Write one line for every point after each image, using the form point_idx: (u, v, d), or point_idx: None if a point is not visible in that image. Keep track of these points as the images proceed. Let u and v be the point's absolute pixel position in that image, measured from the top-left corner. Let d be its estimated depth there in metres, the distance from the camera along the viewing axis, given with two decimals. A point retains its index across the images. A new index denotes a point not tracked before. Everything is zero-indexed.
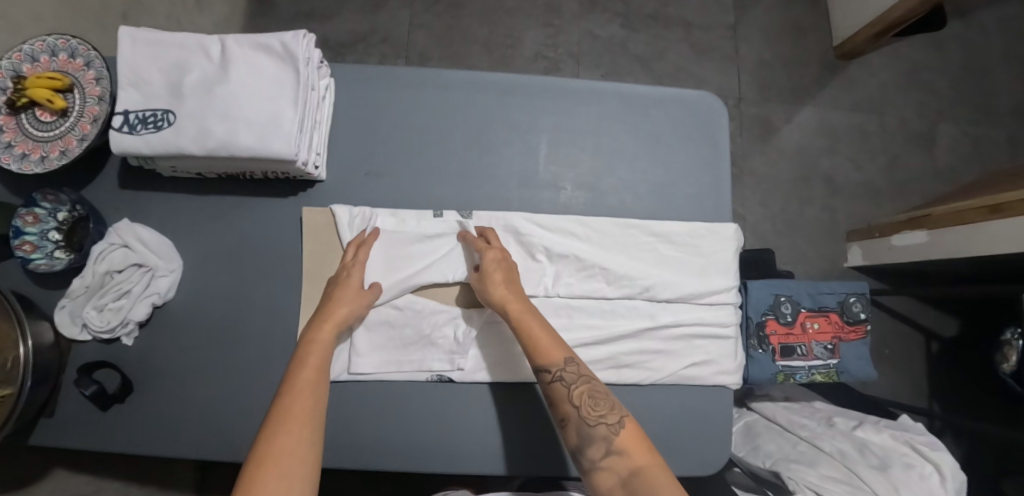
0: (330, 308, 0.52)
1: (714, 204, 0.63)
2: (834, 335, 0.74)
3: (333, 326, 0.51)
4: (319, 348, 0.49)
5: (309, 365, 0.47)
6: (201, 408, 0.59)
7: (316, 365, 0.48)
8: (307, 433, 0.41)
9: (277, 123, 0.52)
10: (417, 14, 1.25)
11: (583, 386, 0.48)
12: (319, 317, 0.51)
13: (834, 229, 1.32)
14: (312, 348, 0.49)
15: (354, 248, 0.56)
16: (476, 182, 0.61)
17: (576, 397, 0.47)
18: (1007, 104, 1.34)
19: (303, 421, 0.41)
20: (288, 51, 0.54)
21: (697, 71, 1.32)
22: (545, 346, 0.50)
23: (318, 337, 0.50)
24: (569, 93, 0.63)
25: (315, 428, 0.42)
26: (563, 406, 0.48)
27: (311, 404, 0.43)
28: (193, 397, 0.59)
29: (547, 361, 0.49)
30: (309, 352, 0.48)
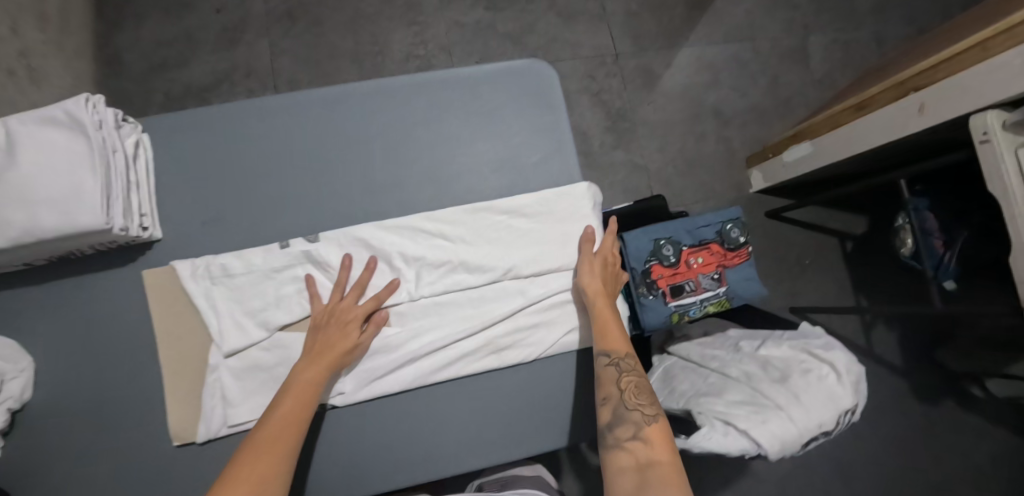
0: (334, 346, 0.54)
1: (559, 169, 0.64)
2: (719, 265, 0.77)
3: (325, 366, 0.52)
4: (311, 385, 0.51)
5: (294, 401, 0.49)
6: None
7: (299, 405, 0.49)
8: (274, 467, 0.43)
9: (78, 197, 0.50)
10: (276, 41, 1.25)
11: (633, 378, 0.51)
12: (314, 356, 0.53)
13: (733, 159, 1.37)
14: (303, 386, 0.50)
15: (355, 296, 0.57)
16: (320, 203, 0.60)
17: (624, 382, 0.51)
18: (865, 4, 1.40)
19: (275, 455, 0.44)
20: (74, 119, 0.52)
21: (570, 37, 1.34)
22: (615, 335, 0.54)
23: (307, 376, 0.51)
24: (391, 92, 0.62)
25: (285, 469, 0.44)
26: (608, 385, 0.52)
27: (288, 438, 0.46)
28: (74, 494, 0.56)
29: (609, 346, 0.54)
30: (293, 390, 0.50)
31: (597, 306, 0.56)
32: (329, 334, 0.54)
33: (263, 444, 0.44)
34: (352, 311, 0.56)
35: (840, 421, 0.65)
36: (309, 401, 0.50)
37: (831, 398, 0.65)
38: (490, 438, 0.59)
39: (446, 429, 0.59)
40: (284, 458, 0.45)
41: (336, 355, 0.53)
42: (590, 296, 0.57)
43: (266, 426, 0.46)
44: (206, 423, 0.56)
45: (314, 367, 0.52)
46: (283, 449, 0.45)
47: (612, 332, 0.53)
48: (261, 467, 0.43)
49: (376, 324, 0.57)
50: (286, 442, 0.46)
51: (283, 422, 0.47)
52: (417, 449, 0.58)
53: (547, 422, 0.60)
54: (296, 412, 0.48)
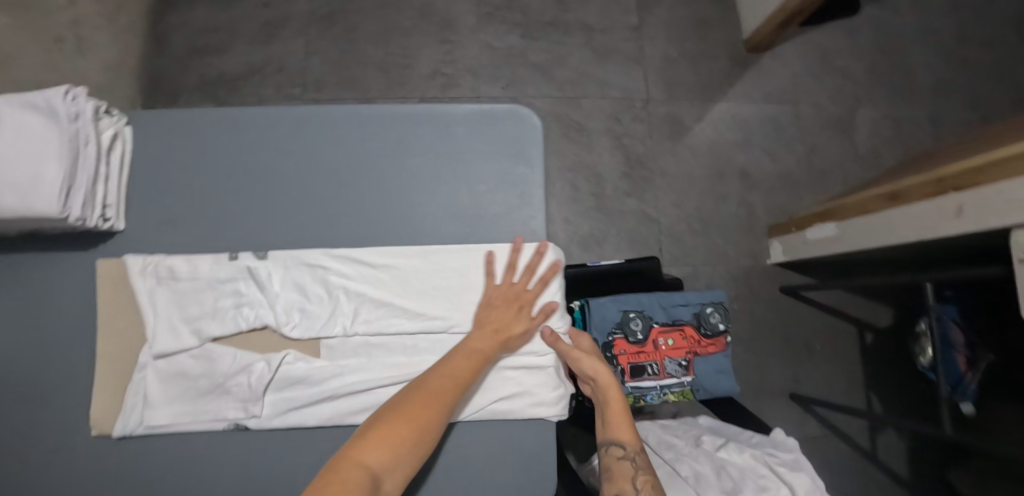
0: (505, 325, 0.56)
1: (525, 223, 0.61)
2: (689, 350, 0.72)
3: (496, 343, 0.55)
4: (478, 356, 0.53)
5: (462, 364, 0.52)
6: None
7: (469, 370, 0.51)
8: (430, 418, 0.46)
9: (37, 182, 0.52)
10: (312, 41, 1.29)
11: (648, 476, 0.53)
12: (489, 329, 0.55)
13: (754, 225, 1.29)
14: (473, 353, 0.53)
15: (526, 276, 0.58)
16: (276, 219, 0.60)
17: (641, 481, 0.51)
18: (930, 83, 1.28)
19: (432, 405, 0.47)
20: (50, 108, 0.54)
21: (601, 75, 1.31)
22: (626, 427, 0.56)
23: (478, 346, 0.54)
24: (369, 120, 0.62)
25: (440, 421, 0.47)
26: (623, 480, 0.52)
27: (444, 393, 0.49)
28: None
29: (625, 439, 0.55)
30: (467, 355, 0.52)
31: (611, 398, 0.57)
32: (501, 309, 0.57)
33: (427, 393, 0.48)
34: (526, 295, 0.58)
35: None
36: (475, 368, 0.52)
37: None
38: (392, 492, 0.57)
39: None
40: (440, 417, 0.47)
41: (504, 335, 0.55)
42: (604, 387, 0.57)
43: (434, 378, 0.49)
44: (120, 421, 0.55)
45: (485, 339, 0.54)
46: (440, 403, 0.48)
47: (627, 426, 0.55)
48: (422, 413, 0.46)
49: (545, 314, 0.57)
50: (449, 397, 0.49)
51: (446, 378, 0.50)
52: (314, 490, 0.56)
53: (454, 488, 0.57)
54: (461, 373, 0.51)
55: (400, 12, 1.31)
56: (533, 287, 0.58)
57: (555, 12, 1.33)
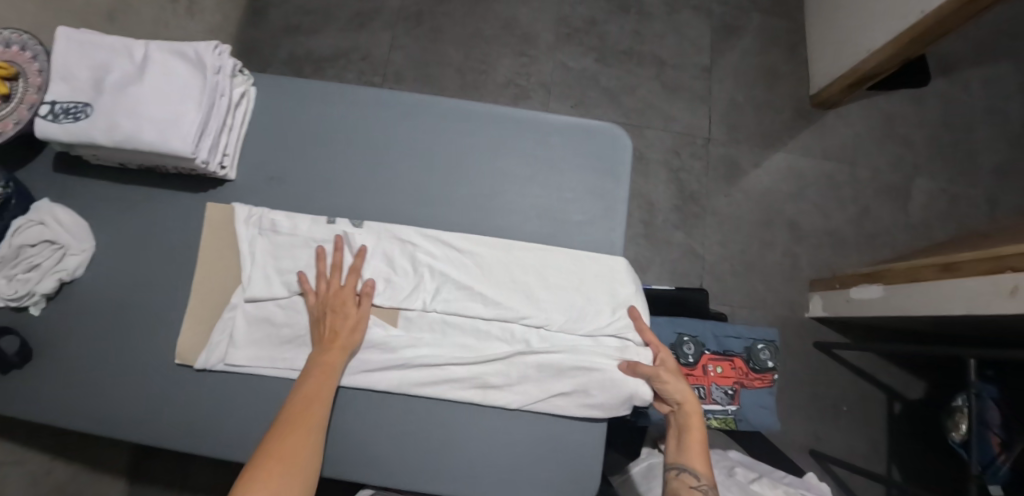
0: (342, 331, 0.56)
1: (604, 234, 0.65)
2: (737, 381, 0.73)
3: (340, 349, 0.55)
4: (327, 369, 0.54)
5: (314, 382, 0.52)
6: (87, 383, 0.62)
7: (321, 386, 0.52)
8: (307, 447, 0.47)
9: (176, 123, 0.56)
10: (399, 36, 1.37)
11: None
12: (326, 342, 0.56)
13: (796, 277, 1.30)
14: (322, 371, 0.53)
15: (337, 274, 0.59)
16: (376, 193, 0.65)
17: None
18: (993, 164, 1.28)
19: (299, 435, 0.48)
20: (199, 59, 0.58)
21: (666, 108, 1.35)
22: (701, 458, 0.55)
23: (328, 360, 0.54)
24: (473, 118, 0.67)
25: (315, 444, 0.49)
26: None
27: (314, 422, 0.49)
28: (86, 371, 0.63)
29: (701, 470, 0.54)
30: (316, 372, 0.53)
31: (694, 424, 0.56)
32: (330, 314, 0.57)
33: (286, 426, 0.48)
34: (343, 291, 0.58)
35: None
36: (330, 383, 0.53)
37: None
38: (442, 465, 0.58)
39: (405, 440, 0.59)
40: (311, 440, 0.48)
41: (344, 338, 0.56)
42: (688, 411, 0.57)
43: (293, 402, 0.50)
44: (206, 354, 0.59)
45: (335, 352, 0.55)
46: (311, 429, 0.49)
47: (705, 457, 0.55)
48: (298, 448, 0.47)
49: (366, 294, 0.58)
50: (312, 419, 0.50)
51: (305, 402, 0.50)
52: (370, 450, 0.58)
53: (500, 472, 0.59)
54: (315, 393, 0.52)
55: (485, 22, 1.39)
56: (350, 280, 0.59)
57: (631, 43, 1.39)
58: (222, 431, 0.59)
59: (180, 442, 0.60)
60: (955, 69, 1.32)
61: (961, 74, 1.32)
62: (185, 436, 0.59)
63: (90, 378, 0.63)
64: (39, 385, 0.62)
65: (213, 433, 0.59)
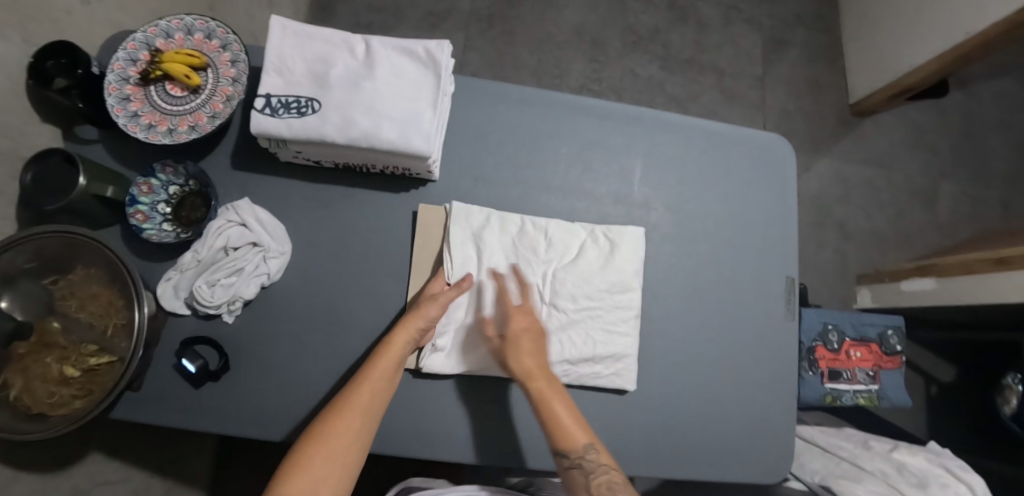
0: (416, 316, 0.55)
1: (781, 237, 0.71)
2: (875, 364, 0.81)
3: (410, 330, 0.54)
4: (394, 350, 0.53)
5: (382, 364, 0.52)
6: (293, 394, 0.60)
7: (384, 369, 0.52)
8: (357, 430, 0.47)
9: (416, 124, 0.56)
10: (471, 37, 1.36)
11: (603, 478, 0.48)
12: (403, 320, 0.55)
13: (845, 273, 1.42)
14: (386, 352, 0.53)
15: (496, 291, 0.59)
16: (578, 196, 0.67)
17: (593, 486, 0.48)
18: (1001, 170, 1.47)
19: (350, 419, 0.47)
20: (429, 57, 0.58)
21: (727, 115, 1.43)
22: (571, 431, 0.51)
23: (396, 339, 0.53)
24: (663, 124, 0.70)
25: (368, 423, 0.48)
26: (580, 494, 0.49)
27: (366, 405, 0.49)
28: (288, 381, 0.60)
29: (566, 446, 0.50)
30: (385, 351, 0.52)
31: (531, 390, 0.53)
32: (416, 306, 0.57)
33: (343, 405, 0.48)
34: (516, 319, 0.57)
35: None
36: (394, 364, 0.52)
37: None
38: (665, 451, 0.63)
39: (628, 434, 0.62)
40: (367, 420, 0.48)
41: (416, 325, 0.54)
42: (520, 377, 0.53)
43: (360, 380, 0.50)
44: (430, 356, 0.58)
45: (550, 389, 0.53)
46: (365, 410, 0.48)
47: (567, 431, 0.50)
48: (345, 433, 0.46)
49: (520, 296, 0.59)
50: (369, 402, 0.49)
51: (363, 385, 0.50)
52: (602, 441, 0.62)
53: (713, 456, 0.64)
54: (375, 375, 0.51)
55: (555, 26, 1.40)
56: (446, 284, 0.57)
57: (692, 52, 1.46)
58: (454, 434, 0.60)
59: (407, 449, 0.59)
60: (969, 85, 1.50)
61: (974, 90, 1.50)
62: (414, 441, 0.59)
63: (295, 389, 0.60)
64: (241, 398, 0.59)
65: (443, 439, 0.60)
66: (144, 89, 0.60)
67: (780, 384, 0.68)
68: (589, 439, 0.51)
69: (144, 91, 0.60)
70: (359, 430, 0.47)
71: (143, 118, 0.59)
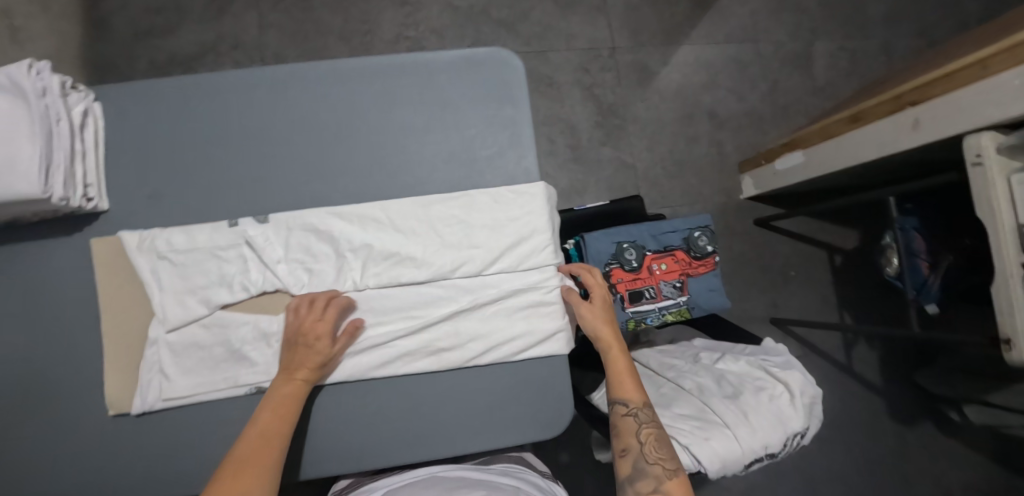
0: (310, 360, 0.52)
1: (519, 165, 0.63)
2: (682, 273, 0.76)
3: (301, 381, 0.52)
4: (288, 402, 0.50)
5: (269, 416, 0.49)
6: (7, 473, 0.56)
7: (281, 419, 0.49)
8: (259, 482, 0.43)
9: (11, 163, 0.49)
10: (265, 13, 1.23)
11: (652, 430, 0.55)
12: (289, 371, 0.52)
13: (725, 164, 1.34)
14: (279, 401, 0.50)
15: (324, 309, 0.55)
16: (270, 183, 0.60)
17: (644, 436, 0.55)
18: (877, 12, 1.35)
19: (254, 478, 0.43)
20: (14, 83, 0.51)
21: (565, 27, 1.30)
22: (629, 385, 0.58)
23: (284, 392, 0.51)
24: (350, 75, 0.61)
25: (273, 474, 0.45)
26: (627, 438, 0.56)
27: (268, 460, 0.45)
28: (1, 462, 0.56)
29: (626, 398, 0.58)
30: (271, 406, 0.50)
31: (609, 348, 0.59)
32: (297, 351, 0.53)
33: (242, 463, 0.44)
34: (599, 288, 0.62)
35: (787, 441, 0.68)
36: (289, 414, 0.50)
37: (778, 421, 0.67)
38: (422, 430, 0.60)
39: (373, 424, 0.59)
40: (269, 471, 0.45)
41: (307, 371, 0.52)
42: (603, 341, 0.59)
43: (253, 432, 0.47)
44: (139, 395, 0.55)
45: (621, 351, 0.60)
46: (264, 463, 0.45)
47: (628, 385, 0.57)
48: (251, 484, 0.43)
49: (349, 333, 0.55)
50: (268, 454, 0.46)
51: (260, 440, 0.47)
52: (347, 440, 0.58)
53: (477, 424, 0.60)
54: (274, 428, 0.48)
55: None
56: (330, 315, 0.54)
57: None
58: (184, 472, 0.56)
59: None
60: None
61: None
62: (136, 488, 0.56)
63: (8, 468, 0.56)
64: None
65: (174, 479, 0.56)
66: None
67: None
68: (637, 394, 0.58)
69: None
70: (260, 490, 0.43)
71: None
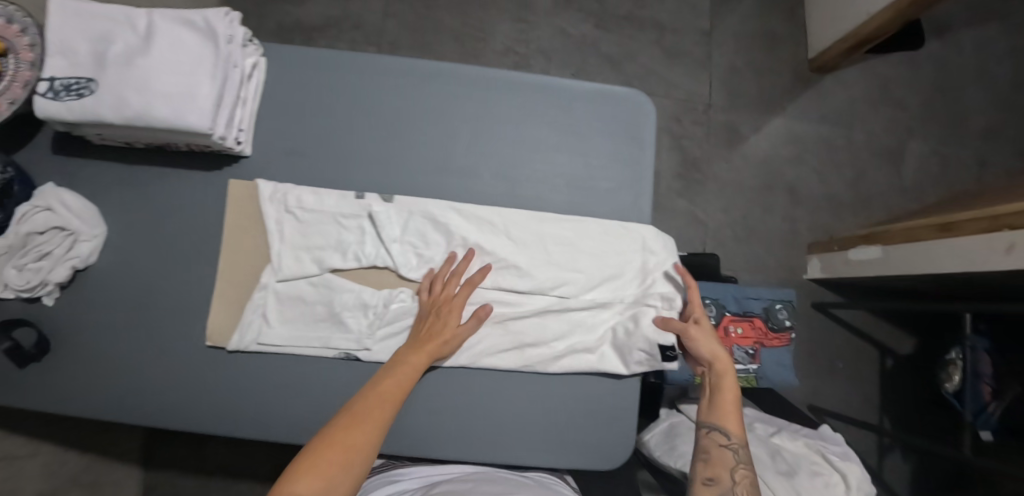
0: (434, 338, 0.55)
1: (634, 202, 0.65)
2: (756, 341, 0.76)
3: (426, 354, 0.54)
4: (408, 369, 0.53)
5: (394, 380, 0.52)
6: (111, 372, 0.61)
7: (401, 385, 0.52)
8: (366, 437, 0.46)
9: (190, 97, 0.53)
10: (392, 3, 1.31)
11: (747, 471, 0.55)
12: (420, 342, 0.55)
13: (794, 240, 1.33)
14: (401, 368, 0.53)
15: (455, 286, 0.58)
16: (399, 165, 0.63)
17: (737, 473, 0.54)
18: (980, 125, 1.33)
19: (362, 431, 0.46)
20: (209, 26, 0.55)
21: (666, 75, 1.34)
22: (733, 420, 0.57)
23: (412, 359, 0.54)
24: (497, 84, 0.65)
25: (379, 435, 0.47)
26: (720, 469, 0.55)
27: (378, 418, 0.48)
28: (110, 360, 0.62)
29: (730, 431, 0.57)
30: (399, 369, 0.53)
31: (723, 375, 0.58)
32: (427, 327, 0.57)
33: (359, 415, 0.47)
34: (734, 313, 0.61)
35: None
36: (405, 381, 0.52)
37: None
38: (482, 431, 0.60)
39: (438, 414, 0.60)
40: (378, 430, 0.47)
41: (434, 345, 0.55)
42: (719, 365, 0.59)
43: (372, 389, 0.50)
44: (237, 335, 0.58)
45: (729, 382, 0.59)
46: (373, 423, 0.47)
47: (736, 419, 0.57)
48: (360, 436, 0.46)
49: (477, 317, 0.57)
50: (378, 414, 0.48)
51: (378, 397, 0.49)
52: (414, 424, 0.60)
53: (534, 439, 0.61)
54: (393, 390, 0.51)
55: None
56: (463, 295, 0.58)
57: (630, 7, 1.35)
58: (264, 414, 0.60)
59: (219, 426, 0.60)
60: (948, 30, 1.34)
61: (954, 33, 1.34)
62: (221, 417, 0.60)
63: (116, 367, 0.61)
64: (62, 376, 0.61)
65: (257, 416, 0.60)
66: None
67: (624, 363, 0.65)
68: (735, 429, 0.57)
69: None
70: (364, 444, 0.45)
71: None
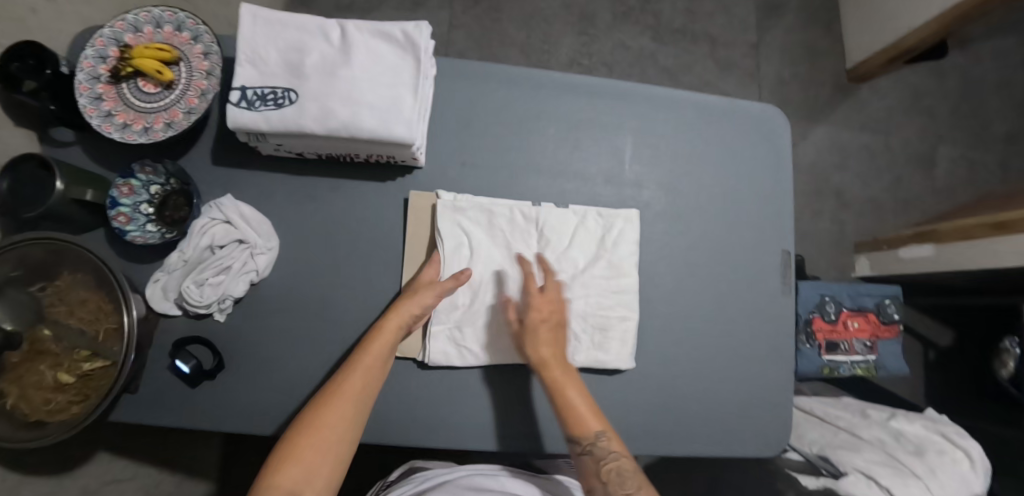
0: (405, 302, 0.56)
1: (773, 209, 0.72)
2: (873, 334, 0.82)
3: (398, 317, 0.56)
4: (386, 335, 0.55)
5: (371, 353, 0.53)
6: (289, 387, 0.61)
7: (377, 355, 0.53)
8: (345, 413, 0.48)
9: (397, 109, 0.54)
10: (457, 15, 1.32)
11: (613, 465, 0.50)
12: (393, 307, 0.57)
13: (842, 241, 1.41)
14: (378, 335, 0.54)
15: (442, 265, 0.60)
16: (567, 178, 0.66)
17: (605, 473, 0.50)
18: (999, 131, 1.45)
19: (340, 407, 0.48)
20: (408, 39, 0.56)
21: (720, 85, 1.40)
22: (580, 421, 0.52)
23: (387, 324, 0.55)
24: (652, 100, 0.69)
25: (361, 406, 0.50)
26: (591, 478, 0.51)
27: (362, 389, 0.51)
28: (286, 376, 0.61)
29: (578, 433, 0.52)
30: (376, 338, 0.54)
31: (546, 374, 0.55)
32: (551, 335, 0.58)
33: (334, 390, 0.49)
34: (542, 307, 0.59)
35: None
36: (389, 345, 0.54)
37: (964, 482, 0.70)
38: (666, 427, 0.64)
39: (625, 412, 0.63)
40: (357, 403, 0.50)
41: (403, 312, 0.56)
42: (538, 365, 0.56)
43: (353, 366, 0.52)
44: (435, 344, 0.59)
45: (564, 379, 0.55)
46: (349, 399, 0.49)
47: (579, 417, 0.52)
48: (337, 414, 0.48)
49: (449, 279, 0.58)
50: (360, 390, 0.50)
51: (360, 374, 0.51)
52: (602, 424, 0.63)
53: (706, 432, 0.65)
54: (365, 364, 0.52)
55: None
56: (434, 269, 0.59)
57: (683, 20, 1.41)
58: (452, 423, 0.60)
59: (404, 438, 0.60)
60: (968, 45, 1.46)
61: (973, 48, 1.46)
62: (409, 429, 0.60)
63: (293, 383, 0.61)
64: (237, 393, 0.60)
65: (444, 427, 0.60)
66: (116, 86, 0.58)
67: (777, 358, 0.69)
68: (602, 427, 0.52)
69: (116, 89, 0.57)
70: (354, 412, 0.49)
71: (117, 117, 0.57)
